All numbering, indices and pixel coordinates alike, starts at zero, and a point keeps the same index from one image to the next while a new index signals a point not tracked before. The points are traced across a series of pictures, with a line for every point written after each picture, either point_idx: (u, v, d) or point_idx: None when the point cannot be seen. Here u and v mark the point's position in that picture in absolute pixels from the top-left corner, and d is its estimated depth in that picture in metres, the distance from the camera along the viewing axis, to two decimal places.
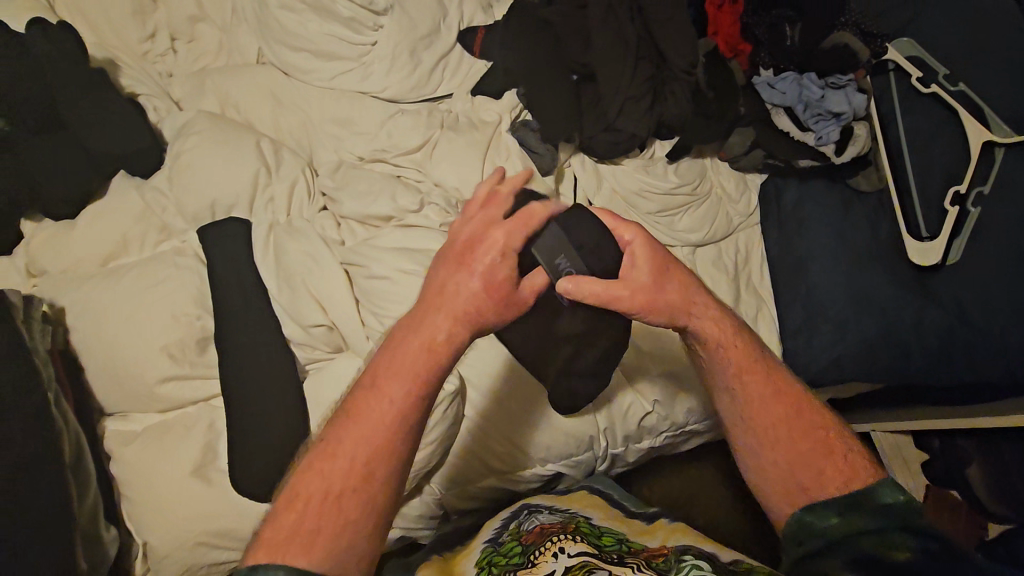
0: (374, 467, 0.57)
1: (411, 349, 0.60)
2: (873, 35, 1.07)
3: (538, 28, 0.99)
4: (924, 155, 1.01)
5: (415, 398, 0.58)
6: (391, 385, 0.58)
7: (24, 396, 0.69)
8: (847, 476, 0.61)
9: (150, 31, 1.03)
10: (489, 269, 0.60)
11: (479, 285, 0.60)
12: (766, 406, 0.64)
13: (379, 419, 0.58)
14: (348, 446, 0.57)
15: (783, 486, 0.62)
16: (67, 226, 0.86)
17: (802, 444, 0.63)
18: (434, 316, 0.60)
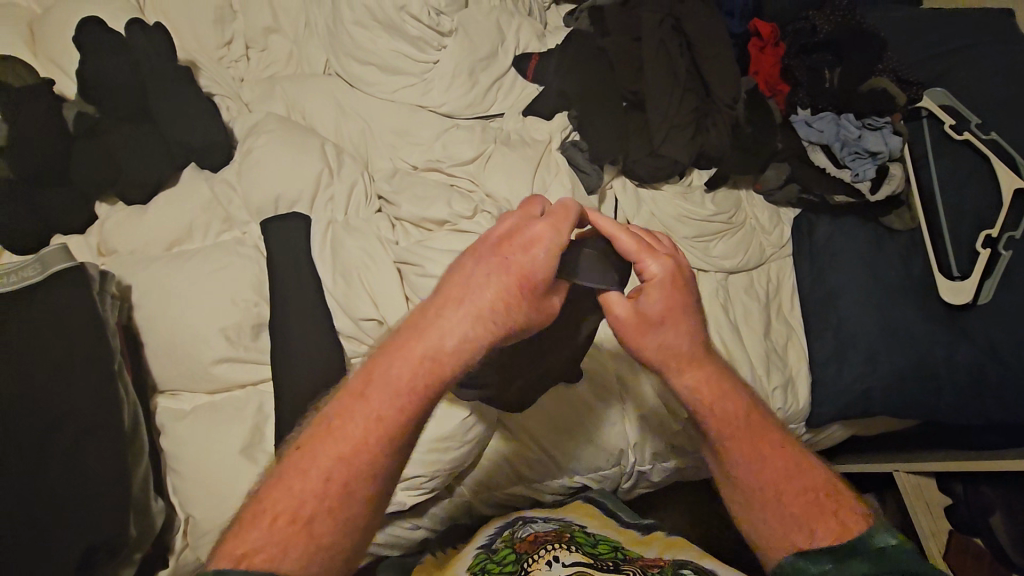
0: (354, 487, 0.54)
1: (412, 361, 0.58)
2: (909, 83, 1.13)
3: (592, 57, 1.06)
4: (957, 197, 1.03)
5: (406, 411, 0.56)
6: (385, 398, 0.56)
7: (97, 363, 0.73)
8: (836, 531, 0.61)
9: (228, 38, 1.10)
10: (516, 272, 0.58)
11: (508, 286, 0.58)
12: (755, 457, 0.65)
13: (361, 438, 0.55)
14: (332, 460, 0.55)
15: (774, 539, 0.63)
16: (139, 211, 0.91)
17: (790, 499, 0.63)
18: (452, 314, 0.59)
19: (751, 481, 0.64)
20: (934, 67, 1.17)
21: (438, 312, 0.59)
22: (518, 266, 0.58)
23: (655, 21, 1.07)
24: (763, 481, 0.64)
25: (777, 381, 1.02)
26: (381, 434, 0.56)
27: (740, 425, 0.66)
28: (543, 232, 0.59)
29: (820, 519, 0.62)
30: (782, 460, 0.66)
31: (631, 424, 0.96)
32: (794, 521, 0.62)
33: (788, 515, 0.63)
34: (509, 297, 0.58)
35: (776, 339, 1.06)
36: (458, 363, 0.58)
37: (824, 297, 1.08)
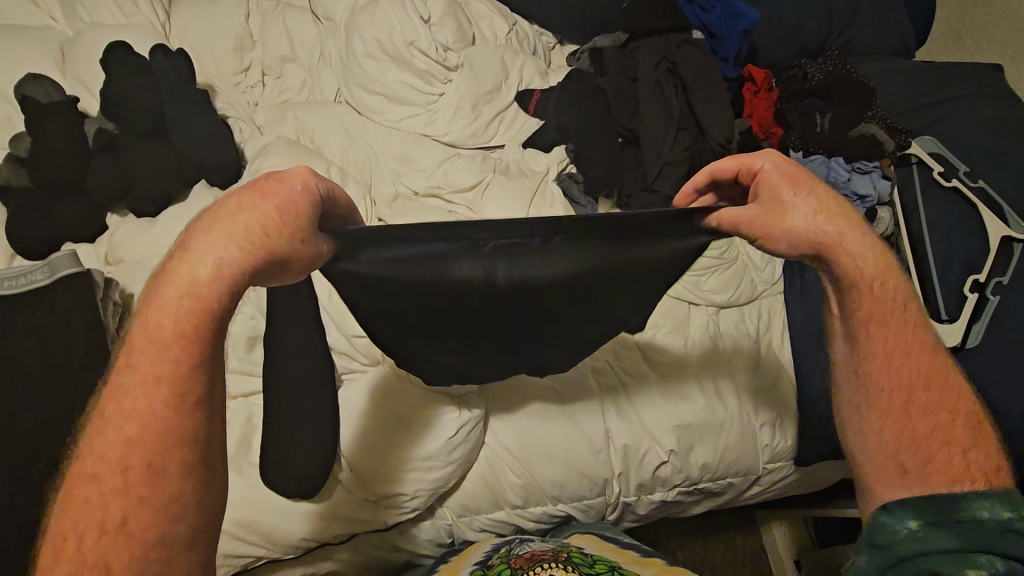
0: (162, 461, 0.47)
1: (175, 305, 0.48)
2: (897, 130, 1.15)
3: (591, 94, 1.10)
4: (946, 242, 1.06)
5: (174, 355, 0.48)
6: (148, 357, 0.48)
7: (94, 367, 0.75)
8: (961, 473, 0.60)
9: (245, 65, 1.16)
10: (272, 217, 0.51)
11: (263, 232, 0.50)
12: (883, 357, 0.64)
13: (147, 409, 0.47)
14: (129, 441, 0.47)
15: (882, 465, 0.63)
16: (148, 223, 0.95)
17: (920, 420, 0.62)
18: (218, 245, 0.49)
19: (877, 385, 0.64)
20: (924, 116, 1.20)
21: (187, 250, 0.50)
22: (273, 212, 0.51)
23: (651, 63, 1.12)
24: (891, 392, 0.63)
25: (765, 418, 1.02)
26: (167, 399, 0.48)
27: (891, 315, 0.64)
28: (295, 186, 0.53)
29: (945, 446, 0.61)
30: (927, 376, 0.63)
31: (618, 454, 0.95)
32: (906, 446, 0.61)
33: (905, 436, 0.62)
34: (261, 245, 0.50)
35: (766, 372, 1.04)
36: (224, 300, 0.50)
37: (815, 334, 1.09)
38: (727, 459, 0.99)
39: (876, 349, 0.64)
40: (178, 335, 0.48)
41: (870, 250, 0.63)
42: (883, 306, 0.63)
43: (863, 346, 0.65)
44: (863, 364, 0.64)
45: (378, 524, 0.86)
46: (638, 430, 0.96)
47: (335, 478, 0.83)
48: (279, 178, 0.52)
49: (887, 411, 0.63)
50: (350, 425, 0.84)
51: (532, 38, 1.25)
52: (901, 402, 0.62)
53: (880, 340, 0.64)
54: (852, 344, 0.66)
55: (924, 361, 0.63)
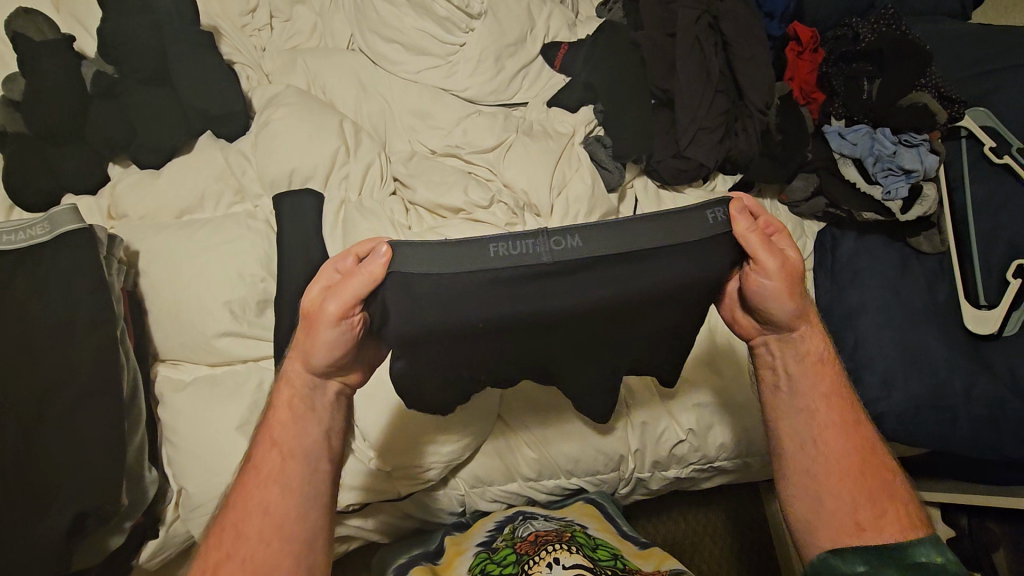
0: (289, 501, 0.59)
1: (293, 389, 0.64)
2: (951, 100, 1.05)
3: (624, 50, 1.02)
4: (991, 223, 1.00)
5: (292, 430, 0.62)
6: (290, 421, 0.63)
7: (99, 328, 0.72)
8: (906, 526, 0.63)
9: (253, 6, 1.07)
10: (311, 325, 0.61)
11: (307, 339, 0.62)
12: (827, 426, 0.67)
13: (279, 471, 0.60)
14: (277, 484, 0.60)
15: (835, 524, 0.64)
16: (152, 176, 0.90)
17: (866, 478, 0.65)
18: (292, 361, 0.64)
19: (832, 450, 0.66)
20: (978, 85, 1.12)
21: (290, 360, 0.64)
22: (304, 334, 0.62)
23: (692, 17, 1.03)
24: (847, 457, 0.65)
25: None
26: (290, 462, 0.61)
27: (833, 391, 0.68)
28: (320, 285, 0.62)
29: (889, 502, 0.64)
30: (855, 434, 0.67)
31: (635, 430, 0.93)
32: (863, 502, 0.64)
33: (855, 492, 0.64)
34: (315, 345, 0.61)
35: None
36: (310, 393, 0.64)
37: (843, 314, 1.04)
38: (747, 439, 0.97)
39: (821, 421, 0.67)
40: (300, 418, 0.63)
41: (816, 336, 0.69)
42: (810, 380, 0.68)
43: (822, 416, 0.67)
44: (812, 432, 0.67)
45: (392, 494, 0.85)
46: (657, 408, 0.93)
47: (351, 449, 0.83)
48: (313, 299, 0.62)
49: (837, 471, 0.65)
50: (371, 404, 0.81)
51: None
52: (853, 465, 0.65)
53: (821, 404, 0.67)
54: (808, 414, 0.67)
55: (861, 430, 0.67)
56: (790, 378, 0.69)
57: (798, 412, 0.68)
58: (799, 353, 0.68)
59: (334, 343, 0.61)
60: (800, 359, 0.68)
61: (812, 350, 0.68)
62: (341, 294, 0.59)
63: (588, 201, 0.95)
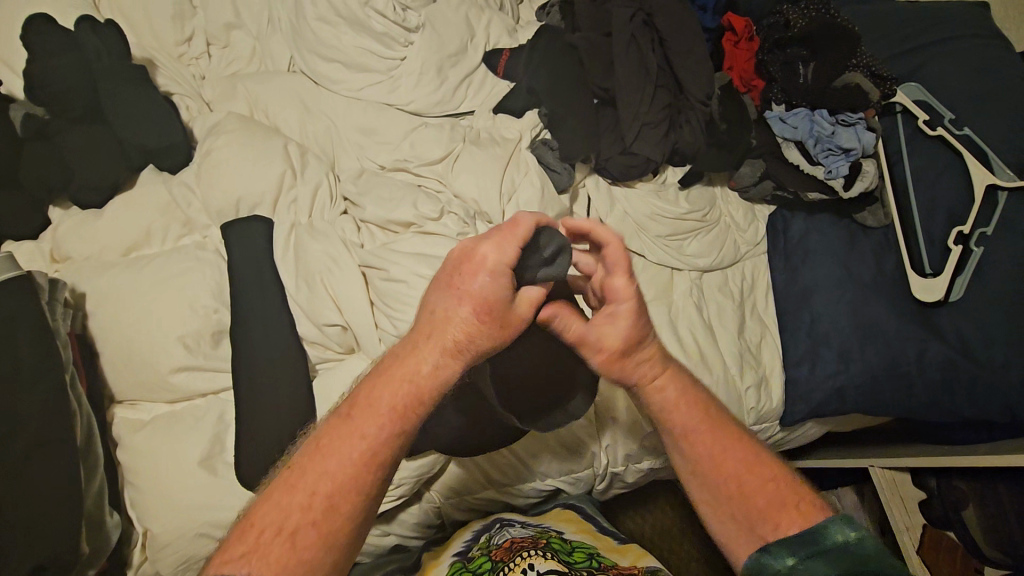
0: (342, 495, 0.54)
1: (415, 370, 0.58)
2: (883, 78, 1.10)
3: (563, 52, 1.04)
4: (929, 194, 1.04)
5: (382, 423, 0.56)
6: (388, 393, 0.57)
7: (45, 375, 0.71)
8: (803, 515, 0.61)
9: (188, 35, 1.06)
10: (440, 329, 0.59)
11: (473, 308, 0.58)
12: (695, 455, 0.66)
13: (360, 454, 0.55)
14: (350, 467, 0.54)
15: (738, 536, 0.63)
16: (95, 215, 0.89)
17: (749, 488, 0.64)
18: (422, 343, 0.59)
19: (713, 475, 0.65)
20: (907, 62, 1.16)
21: (415, 347, 0.59)
22: (472, 316, 0.58)
23: (627, 16, 1.05)
24: (721, 476, 0.65)
25: (749, 381, 1.01)
26: (360, 441, 0.55)
27: (694, 417, 0.68)
28: (448, 274, 0.60)
29: (780, 503, 0.62)
30: (729, 448, 0.66)
31: (604, 428, 0.95)
32: (756, 516, 0.62)
33: (749, 509, 0.63)
34: (454, 328, 0.58)
35: (749, 338, 1.05)
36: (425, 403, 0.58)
37: (798, 292, 1.07)
38: None
39: (701, 448, 0.66)
40: (399, 394, 0.57)
41: (665, 371, 0.69)
42: (682, 411, 0.68)
43: (691, 445, 0.67)
44: (687, 462, 0.67)
45: None
46: (625, 404, 0.95)
47: None
48: (454, 292, 0.59)
49: (727, 490, 0.64)
50: None
51: None
52: (734, 481, 0.64)
53: (697, 427, 0.67)
54: (680, 449, 0.68)
55: (738, 439, 0.68)
56: (660, 421, 0.68)
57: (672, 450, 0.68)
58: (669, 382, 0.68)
59: (482, 335, 0.59)
60: (654, 391, 0.68)
61: (667, 387, 0.68)
62: (468, 284, 0.58)
63: (538, 205, 0.96)
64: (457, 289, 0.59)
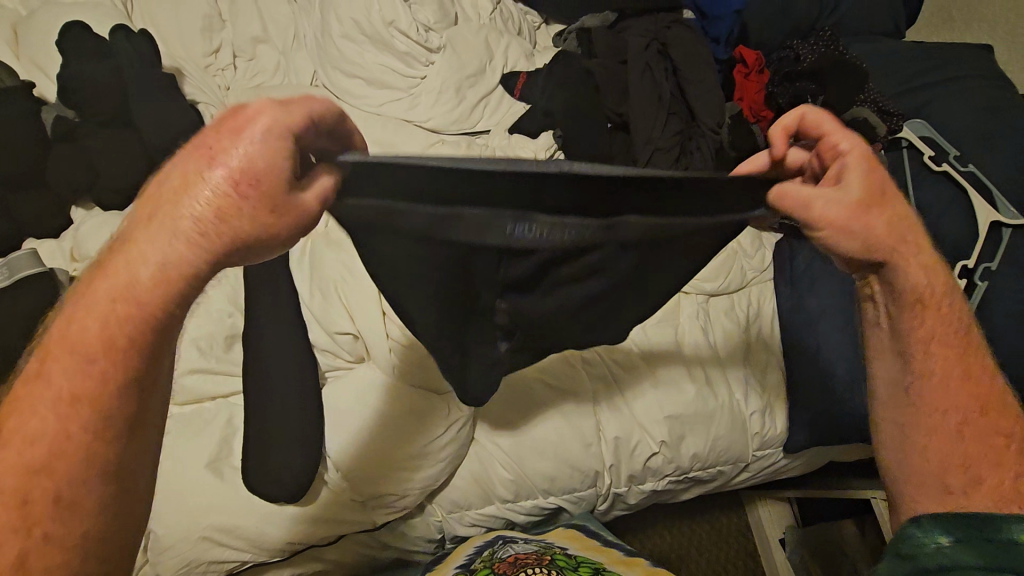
0: (55, 475, 0.37)
1: (93, 328, 0.38)
2: (889, 114, 1.15)
3: (580, 78, 1.06)
4: (935, 229, 1.06)
5: (90, 369, 0.38)
6: (63, 367, 0.38)
7: None
8: (1005, 496, 0.54)
9: (215, 46, 1.09)
10: (162, 206, 0.38)
11: (208, 209, 0.38)
12: (926, 370, 0.58)
13: (50, 421, 0.37)
14: (13, 477, 0.36)
15: (923, 480, 0.57)
16: (115, 217, 0.91)
17: (967, 432, 0.56)
18: (147, 229, 0.39)
19: (925, 402, 0.58)
20: (914, 100, 1.19)
21: (142, 234, 0.39)
22: (210, 184, 0.37)
23: (641, 45, 1.09)
24: (942, 411, 0.57)
25: (754, 407, 1.01)
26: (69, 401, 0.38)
27: (947, 338, 0.58)
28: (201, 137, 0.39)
29: (983, 469, 0.55)
30: (965, 364, 0.58)
31: (609, 447, 0.94)
32: (954, 466, 0.55)
33: (954, 457, 0.56)
34: (180, 195, 0.38)
35: (751, 363, 1.04)
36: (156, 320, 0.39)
37: (804, 319, 1.05)
38: (717, 445, 0.98)
39: (931, 367, 0.58)
40: (79, 358, 0.38)
41: (927, 264, 0.58)
42: (936, 317, 0.58)
43: (920, 365, 0.58)
44: (909, 373, 0.59)
45: (368, 523, 0.84)
46: (629, 422, 0.95)
47: (321, 478, 0.81)
48: (211, 161, 0.38)
49: (928, 431, 0.58)
50: (337, 427, 0.82)
51: (517, 18, 1.20)
52: (954, 419, 0.56)
53: (946, 337, 0.58)
54: (902, 358, 0.60)
55: (977, 378, 0.58)
56: (904, 312, 0.59)
57: (898, 347, 0.60)
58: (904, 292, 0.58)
59: (233, 207, 0.38)
60: (919, 290, 0.58)
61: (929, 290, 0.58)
62: (234, 136, 0.38)
63: None
64: (210, 154, 0.38)
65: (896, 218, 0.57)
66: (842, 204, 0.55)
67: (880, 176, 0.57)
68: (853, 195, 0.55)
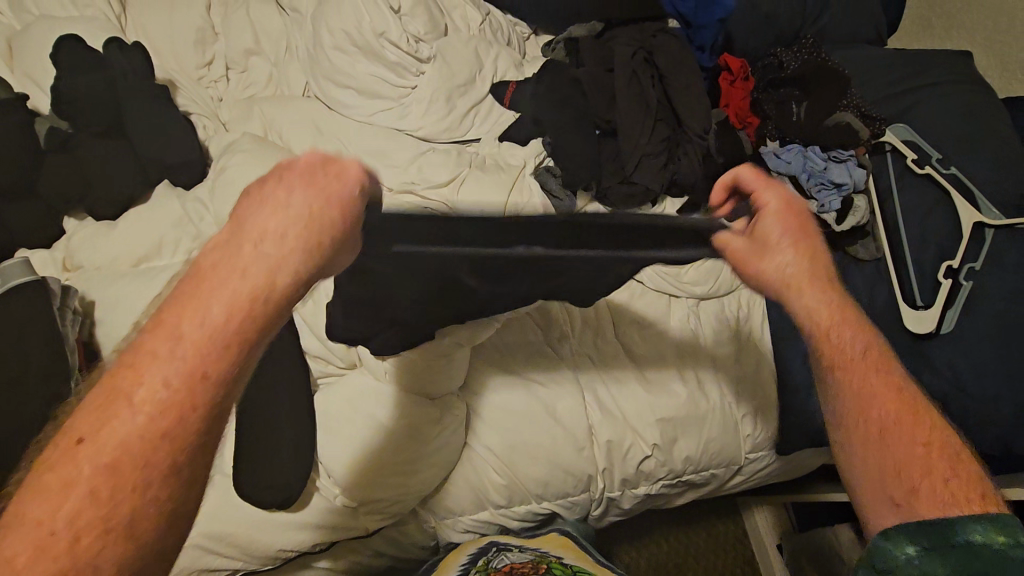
0: (154, 458, 0.36)
1: (216, 310, 0.39)
2: (871, 118, 1.15)
3: (567, 86, 1.09)
4: (919, 230, 1.08)
5: (214, 352, 0.39)
6: (185, 344, 0.38)
7: (52, 377, 0.72)
8: (951, 504, 0.50)
9: (208, 59, 1.11)
10: (272, 221, 0.41)
11: (298, 225, 0.41)
12: (854, 393, 0.58)
13: (165, 395, 0.37)
14: (133, 448, 0.36)
15: (874, 492, 0.54)
16: (107, 227, 0.91)
17: (898, 445, 0.54)
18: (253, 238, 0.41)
19: (869, 413, 0.57)
20: (896, 105, 1.21)
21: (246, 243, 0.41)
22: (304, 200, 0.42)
23: (628, 53, 1.10)
24: (875, 422, 0.56)
25: (745, 409, 1.02)
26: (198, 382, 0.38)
27: (864, 360, 0.59)
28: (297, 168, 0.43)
29: (923, 478, 0.52)
30: (889, 386, 0.58)
31: (601, 451, 0.94)
32: (892, 476, 0.53)
33: (889, 464, 0.54)
34: (281, 208, 0.42)
35: (743, 365, 1.04)
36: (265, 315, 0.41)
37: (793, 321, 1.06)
38: (710, 447, 0.99)
39: (860, 385, 0.58)
40: (204, 343, 0.39)
41: (829, 300, 0.62)
42: (846, 340, 0.60)
43: (857, 383, 0.58)
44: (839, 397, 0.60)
45: (360, 530, 0.84)
46: (621, 426, 0.95)
47: (313, 484, 0.81)
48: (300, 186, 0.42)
49: (863, 443, 0.56)
50: (326, 431, 0.81)
51: (506, 28, 1.22)
52: (880, 431, 0.55)
53: (862, 362, 0.59)
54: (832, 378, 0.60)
55: (901, 395, 0.57)
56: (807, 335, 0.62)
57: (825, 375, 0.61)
58: (821, 317, 0.61)
59: (324, 214, 0.42)
60: (827, 318, 0.61)
61: (835, 322, 0.61)
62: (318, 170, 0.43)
63: None
64: (287, 175, 0.43)
65: (811, 260, 0.63)
66: (757, 249, 0.64)
67: (801, 230, 0.64)
68: (774, 240, 0.64)
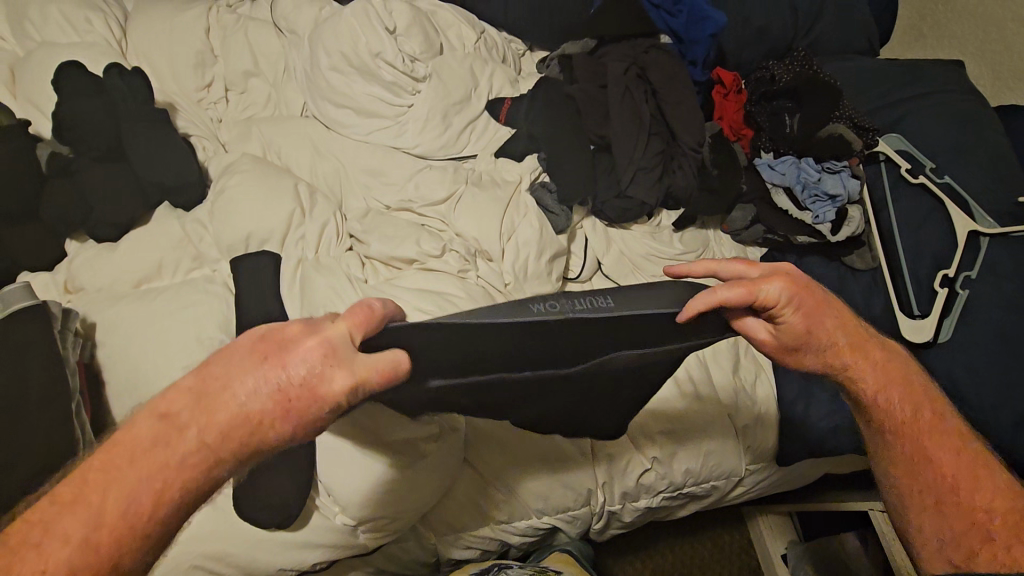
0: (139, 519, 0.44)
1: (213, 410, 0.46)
2: (864, 129, 1.16)
3: (561, 102, 1.10)
4: (914, 239, 1.08)
5: (202, 447, 0.46)
6: (187, 420, 0.46)
7: (54, 401, 0.73)
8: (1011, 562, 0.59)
9: (207, 81, 1.13)
10: (251, 379, 0.47)
11: (269, 398, 0.46)
12: (916, 457, 0.66)
13: (165, 459, 0.45)
14: (122, 504, 0.44)
15: (936, 551, 0.64)
16: (108, 249, 0.92)
17: (965, 504, 0.63)
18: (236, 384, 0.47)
19: (924, 480, 0.65)
20: (889, 115, 1.23)
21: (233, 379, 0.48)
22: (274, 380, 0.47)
23: (621, 69, 1.12)
24: (938, 489, 0.64)
25: (744, 420, 1.02)
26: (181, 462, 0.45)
27: (916, 422, 0.66)
28: (242, 350, 0.48)
29: (987, 543, 0.61)
30: (937, 440, 0.66)
31: (601, 464, 0.94)
32: (954, 538, 0.62)
33: (953, 529, 0.63)
34: (258, 377, 0.47)
35: (743, 376, 1.04)
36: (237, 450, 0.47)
37: None
38: (710, 460, 0.99)
39: (915, 451, 0.66)
40: (196, 434, 0.46)
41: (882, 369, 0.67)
42: (899, 407, 0.67)
43: (907, 449, 0.66)
44: (900, 458, 0.67)
45: (360, 548, 0.84)
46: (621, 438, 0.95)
47: (312, 502, 0.81)
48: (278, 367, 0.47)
49: (923, 508, 0.65)
50: (329, 460, 0.79)
51: (501, 45, 1.24)
52: (941, 496, 0.64)
53: (912, 425, 0.66)
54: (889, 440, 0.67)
55: (957, 453, 0.65)
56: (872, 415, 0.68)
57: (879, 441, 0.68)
58: (875, 388, 0.67)
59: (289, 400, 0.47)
60: (881, 384, 0.67)
61: (891, 393, 0.67)
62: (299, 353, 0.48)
63: (536, 244, 0.99)
64: (276, 351, 0.48)
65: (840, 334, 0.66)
66: (788, 339, 0.64)
67: (817, 307, 0.64)
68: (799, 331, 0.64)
